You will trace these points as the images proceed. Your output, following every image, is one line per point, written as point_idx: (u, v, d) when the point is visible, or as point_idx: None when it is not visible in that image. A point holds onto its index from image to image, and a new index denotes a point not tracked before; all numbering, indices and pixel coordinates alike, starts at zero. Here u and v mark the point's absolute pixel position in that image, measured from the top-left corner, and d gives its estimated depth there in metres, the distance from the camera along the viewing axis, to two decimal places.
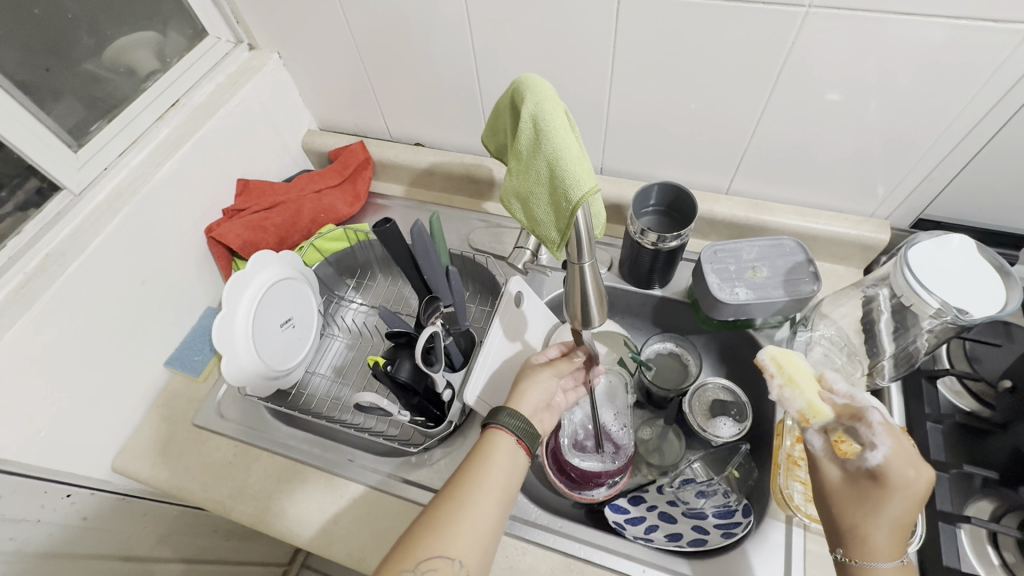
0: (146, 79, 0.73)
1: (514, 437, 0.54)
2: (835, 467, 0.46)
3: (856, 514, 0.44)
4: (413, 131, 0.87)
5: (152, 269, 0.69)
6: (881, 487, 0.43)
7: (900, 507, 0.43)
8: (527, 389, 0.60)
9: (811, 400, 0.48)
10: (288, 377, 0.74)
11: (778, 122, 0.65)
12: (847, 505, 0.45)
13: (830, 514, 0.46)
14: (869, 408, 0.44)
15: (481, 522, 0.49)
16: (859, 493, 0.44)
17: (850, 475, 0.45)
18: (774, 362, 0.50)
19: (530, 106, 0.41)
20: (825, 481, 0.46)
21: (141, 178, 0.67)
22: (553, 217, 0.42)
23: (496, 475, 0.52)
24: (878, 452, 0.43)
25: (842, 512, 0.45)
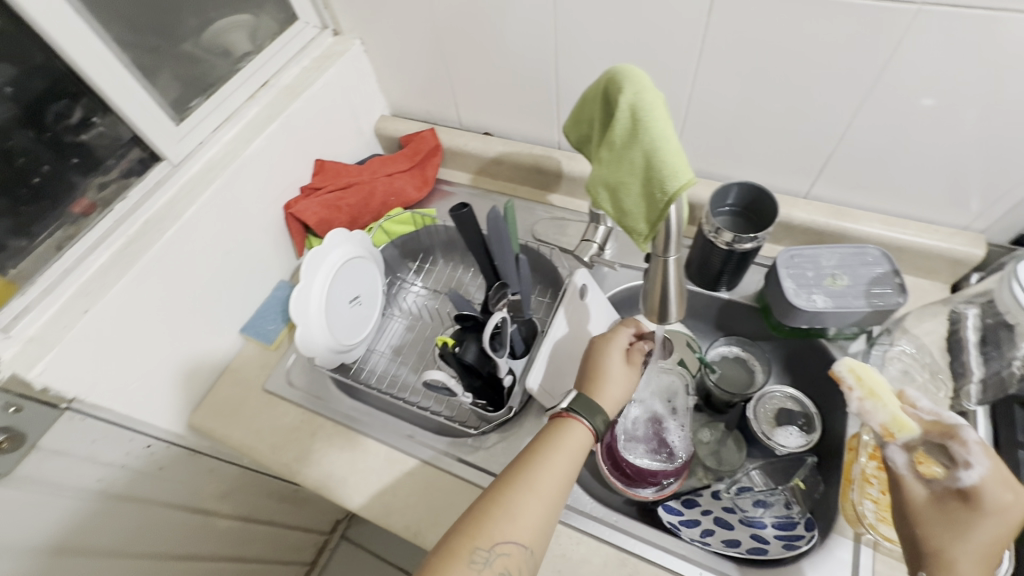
0: (241, 59, 0.76)
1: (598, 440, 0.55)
2: (920, 486, 0.43)
3: (943, 537, 0.40)
4: (483, 121, 0.88)
5: (236, 240, 0.73)
6: (972, 510, 0.40)
7: (991, 533, 0.39)
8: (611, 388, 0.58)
9: (896, 413, 0.45)
10: (352, 353, 0.77)
11: (869, 125, 0.62)
12: (933, 526, 0.41)
13: (911, 536, 0.42)
14: (965, 426, 0.41)
15: (544, 510, 0.50)
16: (947, 515, 0.41)
17: (938, 497, 0.42)
18: (853, 374, 0.48)
19: (629, 95, 0.41)
20: (907, 501, 0.43)
21: (233, 153, 0.71)
22: (643, 208, 0.42)
23: (559, 467, 0.52)
24: (974, 472, 0.40)
25: (926, 534, 0.41)
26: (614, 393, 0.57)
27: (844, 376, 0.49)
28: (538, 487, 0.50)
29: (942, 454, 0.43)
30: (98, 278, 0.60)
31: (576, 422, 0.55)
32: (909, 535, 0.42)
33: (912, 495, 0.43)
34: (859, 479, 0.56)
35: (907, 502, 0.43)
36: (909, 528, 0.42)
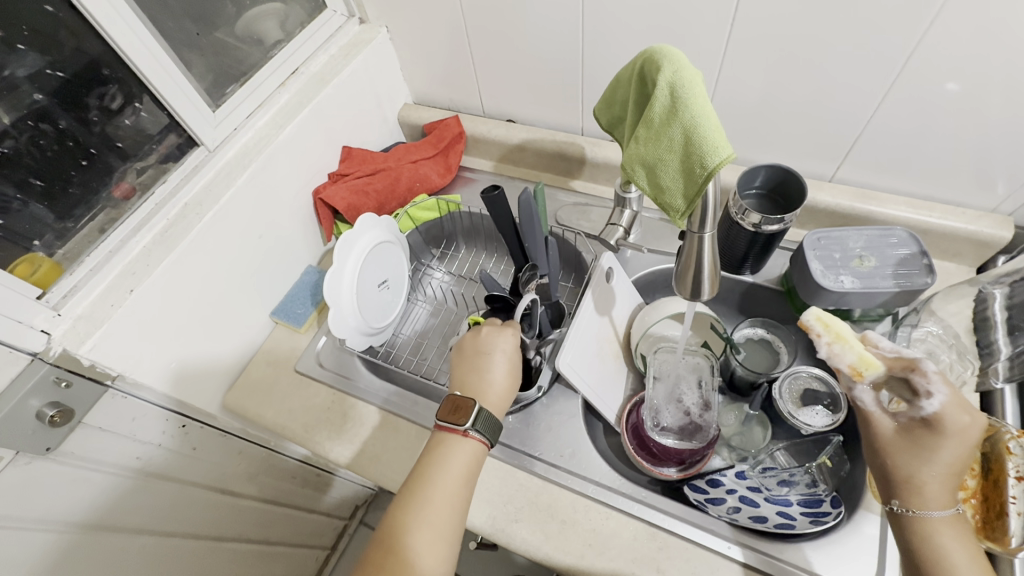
0: (272, 47, 0.78)
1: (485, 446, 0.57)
2: (888, 420, 0.47)
3: (911, 463, 0.45)
4: (506, 107, 0.89)
5: (268, 225, 0.75)
6: (935, 434, 0.44)
7: (953, 453, 0.44)
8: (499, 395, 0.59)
9: (862, 354, 0.48)
10: (380, 336, 0.78)
11: (899, 108, 0.62)
12: (900, 455, 0.46)
13: (883, 464, 0.47)
14: (923, 359, 0.44)
15: (439, 546, 0.51)
16: (913, 443, 0.45)
17: (904, 427, 0.46)
18: (820, 321, 0.50)
19: (668, 74, 0.42)
20: (876, 434, 0.48)
21: (267, 139, 0.73)
22: (682, 185, 0.43)
23: (448, 491, 0.53)
24: (934, 400, 0.44)
25: (896, 464, 0.46)
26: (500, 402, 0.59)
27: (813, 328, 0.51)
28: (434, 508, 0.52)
29: (905, 388, 0.46)
30: (142, 259, 0.62)
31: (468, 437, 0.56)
32: (880, 465, 0.47)
33: (878, 427, 0.47)
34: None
35: (875, 436, 0.48)
36: (880, 459, 0.47)
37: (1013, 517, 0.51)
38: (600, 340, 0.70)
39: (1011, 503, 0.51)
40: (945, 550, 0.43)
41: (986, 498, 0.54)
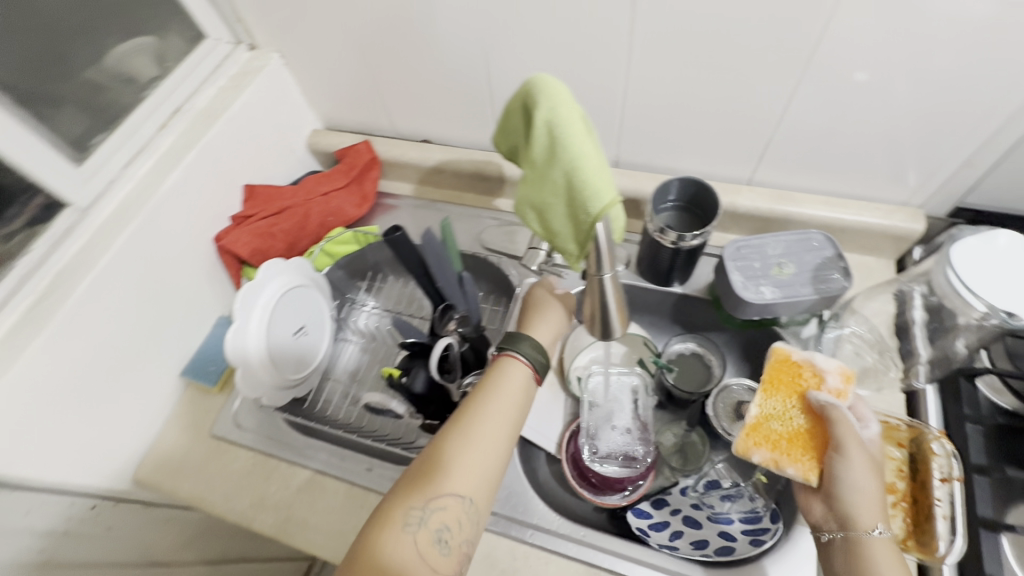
0: (146, 86, 0.71)
1: (529, 368, 0.58)
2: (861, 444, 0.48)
3: (880, 482, 0.47)
4: (419, 127, 0.84)
5: (163, 282, 0.68)
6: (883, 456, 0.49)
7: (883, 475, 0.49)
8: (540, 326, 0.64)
9: None
10: (302, 386, 0.73)
11: (804, 109, 0.61)
12: (874, 476, 0.47)
13: (839, 483, 0.46)
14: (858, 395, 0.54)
15: (487, 462, 0.52)
16: (879, 464, 0.48)
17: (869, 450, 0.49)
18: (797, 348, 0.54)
19: (544, 111, 0.39)
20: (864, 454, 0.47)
21: (149, 190, 0.66)
22: (573, 228, 0.40)
23: (501, 413, 0.54)
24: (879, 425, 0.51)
25: (874, 483, 0.46)
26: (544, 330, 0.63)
27: (795, 354, 0.54)
28: (478, 436, 0.52)
29: None
30: (8, 342, 0.55)
31: (516, 360, 0.58)
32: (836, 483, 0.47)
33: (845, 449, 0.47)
34: (789, 464, 0.49)
35: (845, 448, 0.47)
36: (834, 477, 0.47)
37: (939, 520, 0.50)
38: None
39: (937, 505, 0.51)
40: (878, 572, 0.43)
41: (915, 501, 0.53)
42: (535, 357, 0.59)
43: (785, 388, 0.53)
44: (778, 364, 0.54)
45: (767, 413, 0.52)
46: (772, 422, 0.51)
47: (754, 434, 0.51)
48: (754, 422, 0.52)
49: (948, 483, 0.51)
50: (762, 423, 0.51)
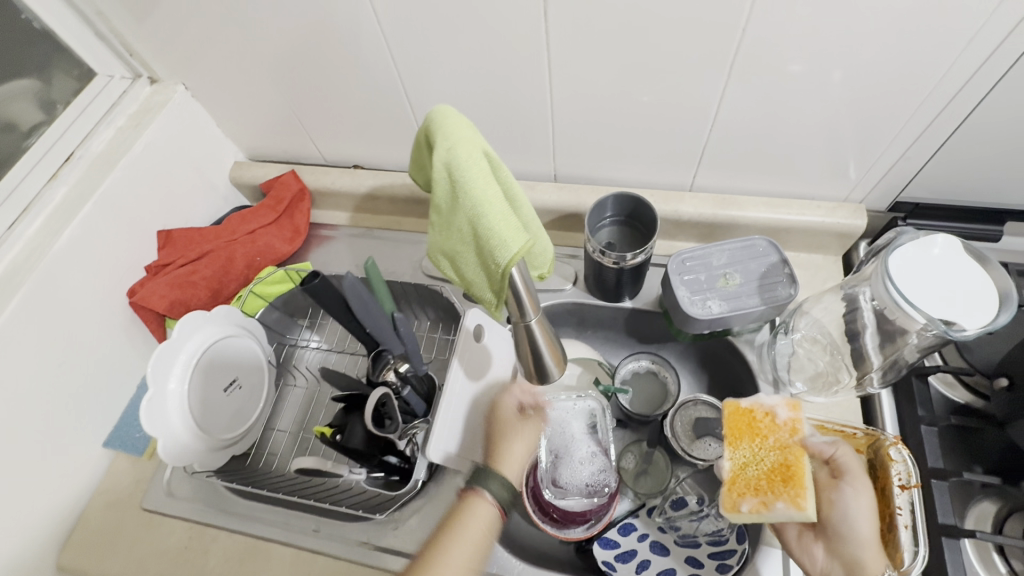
0: (30, 134, 0.65)
1: (495, 504, 0.51)
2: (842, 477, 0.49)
3: None
4: (347, 153, 0.79)
5: (70, 349, 0.62)
6: None
7: None
8: (512, 454, 0.56)
9: None
10: (240, 443, 0.68)
11: (735, 116, 0.58)
12: None
13: (848, 525, 0.46)
14: None
15: None
16: None
17: None
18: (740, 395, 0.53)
19: (442, 153, 0.35)
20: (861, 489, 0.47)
21: (39, 251, 0.60)
22: (486, 278, 0.36)
23: (455, 563, 0.47)
24: None
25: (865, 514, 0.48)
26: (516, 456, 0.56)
27: (743, 399, 0.52)
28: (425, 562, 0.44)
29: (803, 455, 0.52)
30: None
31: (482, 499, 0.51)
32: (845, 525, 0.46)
33: (856, 493, 0.46)
34: (777, 505, 0.46)
35: (855, 487, 0.46)
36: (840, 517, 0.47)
37: (903, 530, 0.48)
38: (479, 410, 0.63)
39: (899, 514, 0.49)
40: None
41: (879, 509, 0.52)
42: (500, 487, 0.52)
43: (747, 434, 0.51)
44: (735, 413, 0.52)
45: (740, 463, 0.49)
46: (751, 471, 0.48)
47: (735, 487, 0.48)
48: (732, 475, 0.49)
49: (908, 490, 0.49)
50: (739, 474, 0.49)
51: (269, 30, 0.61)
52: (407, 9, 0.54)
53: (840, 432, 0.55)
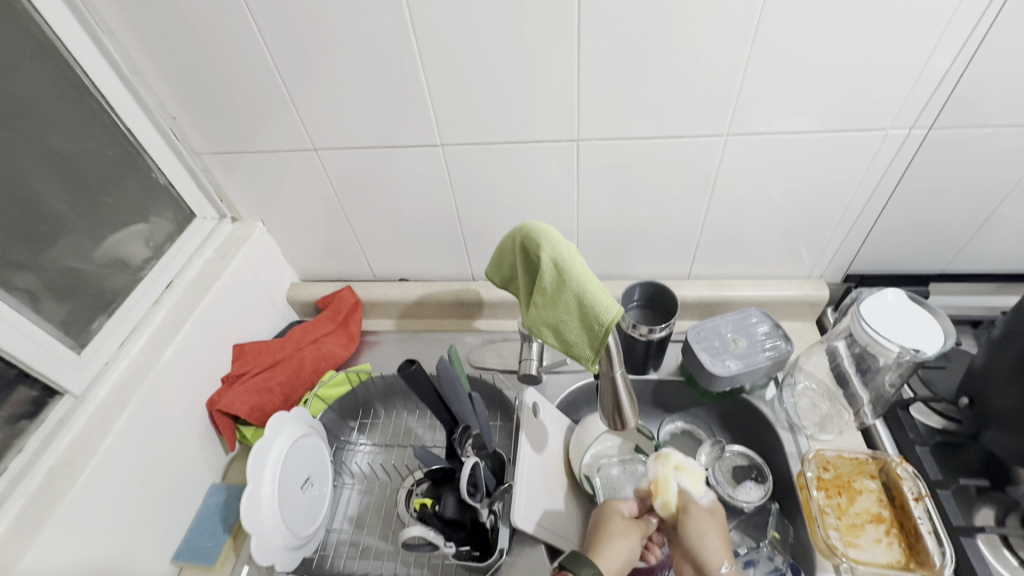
0: (141, 268, 0.74)
1: None
2: (702, 502, 0.61)
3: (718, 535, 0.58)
4: (396, 269, 0.93)
5: (159, 458, 0.66)
6: (716, 514, 0.60)
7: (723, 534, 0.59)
8: (618, 548, 0.57)
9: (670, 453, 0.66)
10: (310, 543, 0.71)
11: (718, 220, 0.77)
12: (715, 528, 0.59)
13: (699, 541, 0.58)
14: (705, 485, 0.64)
15: None
16: (716, 520, 0.60)
17: (708, 508, 0.61)
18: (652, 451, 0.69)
19: (549, 250, 0.49)
20: (706, 513, 0.60)
21: (146, 367, 0.67)
22: (586, 338, 0.48)
23: None
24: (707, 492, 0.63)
25: (712, 535, 0.58)
26: (622, 559, 0.56)
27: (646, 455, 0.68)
28: None
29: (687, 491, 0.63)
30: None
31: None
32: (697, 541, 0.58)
33: (704, 498, 0.61)
34: (669, 470, 0.63)
35: (699, 514, 0.60)
36: (693, 534, 0.59)
37: (927, 536, 0.58)
38: (545, 480, 0.69)
39: (921, 524, 0.59)
40: None
41: (903, 525, 0.62)
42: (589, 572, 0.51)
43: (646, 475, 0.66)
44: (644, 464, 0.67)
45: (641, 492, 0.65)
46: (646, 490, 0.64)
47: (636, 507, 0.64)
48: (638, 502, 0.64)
49: (921, 501, 0.60)
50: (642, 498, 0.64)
51: (351, 176, 0.77)
52: (472, 157, 0.72)
53: (856, 458, 0.66)
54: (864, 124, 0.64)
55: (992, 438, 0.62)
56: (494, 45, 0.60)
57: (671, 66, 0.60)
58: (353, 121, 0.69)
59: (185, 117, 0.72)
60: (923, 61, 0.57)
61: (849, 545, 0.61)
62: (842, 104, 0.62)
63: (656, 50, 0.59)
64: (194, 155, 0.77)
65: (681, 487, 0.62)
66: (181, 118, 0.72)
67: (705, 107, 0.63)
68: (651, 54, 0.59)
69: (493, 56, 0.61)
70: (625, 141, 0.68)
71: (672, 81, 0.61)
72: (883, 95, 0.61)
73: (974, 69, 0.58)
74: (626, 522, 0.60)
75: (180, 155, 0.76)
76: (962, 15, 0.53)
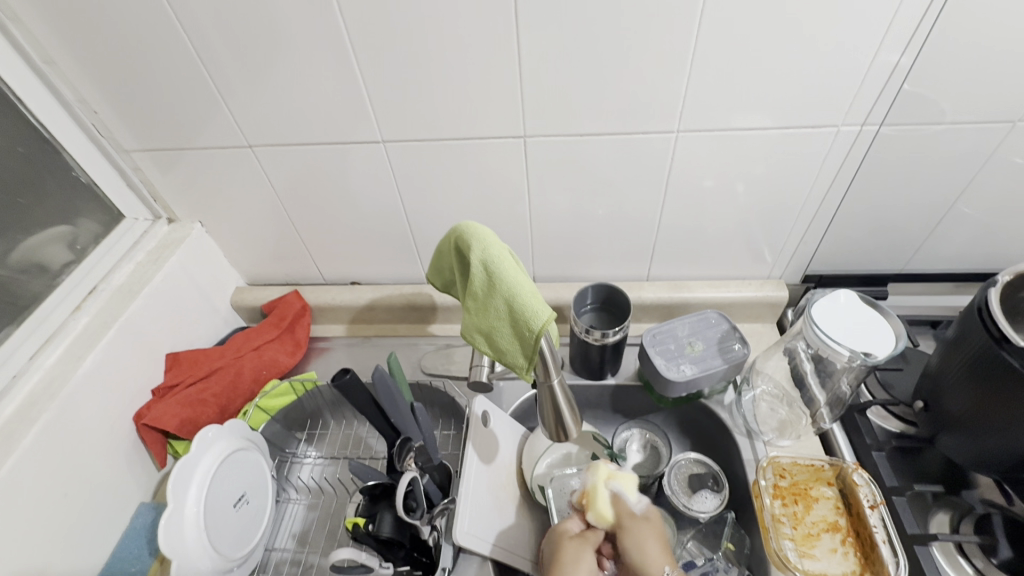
0: (60, 273, 0.69)
1: None
2: (638, 510, 0.57)
3: (661, 546, 0.54)
4: (347, 272, 0.89)
5: (76, 477, 0.61)
6: (651, 522, 0.57)
7: (660, 540, 0.55)
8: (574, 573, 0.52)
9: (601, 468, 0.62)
10: (245, 564, 0.66)
11: (673, 220, 0.75)
12: (653, 537, 0.55)
13: (638, 552, 0.53)
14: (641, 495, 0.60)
15: None
16: (651, 529, 0.56)
17: (643, 515, 0.57)
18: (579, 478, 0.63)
19: (478, 252, 0.46)
20: (649, 522, 0.56)
21: (61, 379, 0.62)
22: (518, 345, 0.46)
23: None
24: (643, 500, 0.59)
25: (653, 545, 0.54)
26: None
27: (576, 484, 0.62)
28: None
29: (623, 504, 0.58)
30: None
31: None
32: (636, 553, 0.53)
33: (638, 505, 0.58)
34: (600, 479, 0.59)
35: (639, 526, 0.55)
36: (631, 545, 0.54)
37: (882, 545, 0.56)
38: (494, 492, 0.66)
39: (876, 532, 0.57)
40: None
41: (858, 533, 0.60)
42: None
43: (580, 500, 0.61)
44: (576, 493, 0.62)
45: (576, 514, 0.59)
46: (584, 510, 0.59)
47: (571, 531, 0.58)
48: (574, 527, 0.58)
49: (876, 509, 0.58)
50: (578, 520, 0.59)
51: (290, 173, 0.73)
52: (416, 155, 0.69)
53: (812, 465, 0.63)
54: (816, 121, 0.62)
55: (948, 442, 0.60)
56: (430, 34, 0.56)
57: (617, 59, 0.57)
58: (287, 117, 0.66)
59: (109, 111, 0.67)
60: (871, 56, 0.56)
61: (803, 556, 0.59)
62: (793, 100, 0.60)
63: (600, 41, 0.56)
64: (122, 152, 0.72)
65: (614, 494, 0.58)
66: (105, 112, 0.67)
67: (654, 101, 0.61)
68: (594, 46, 0.56)
69: (430, 47, 0.57)
70: (574, 138, 0.65)
71: (618, 74, 0.58)
72: (834, 91, 0.59)
73: (922, 64, 0.57)
74: (576, 542, 0.56)
75: (106, 153, 0.71)
76: (908, 6, 0.52)
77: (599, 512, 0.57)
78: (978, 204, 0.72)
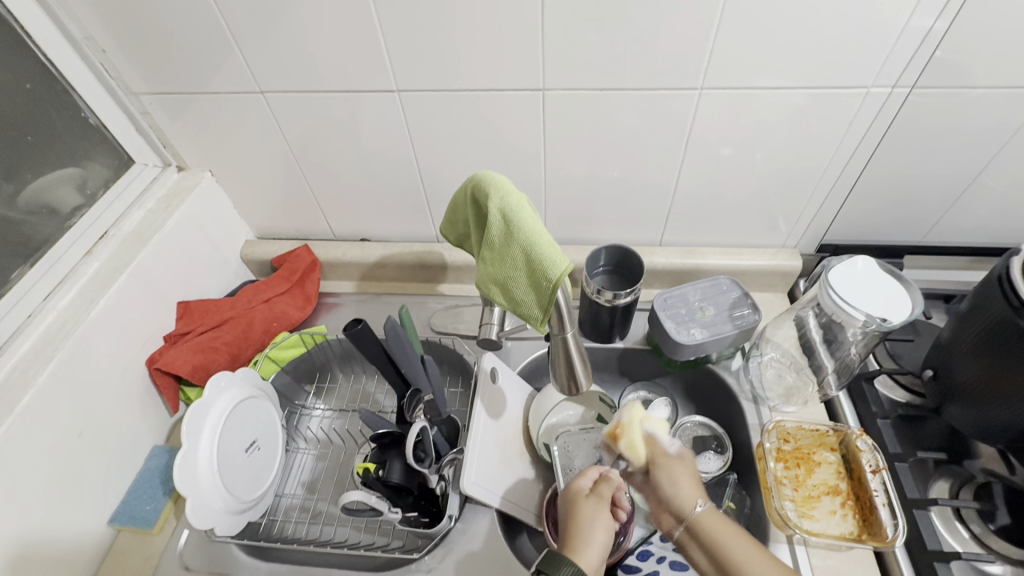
0: (70, 216, 0.69)
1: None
2: (671, 450, 0.57)
3: (695, 484, 0.53)
4: (357, 228, 0.88)
5: (91, 416, 0.62)
6: (684, 461, 0.56)
7: (694, 479, 0.54)
8: (592, 530, 0.52)
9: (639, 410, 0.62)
10: (257, 507, 0.68)
11: (690, 184, 0.73)
12: (686, 475, 0.54)
13: (669, 483, 0.54)
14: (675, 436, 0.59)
15: None
16: (686, 467, 0.55)
17: (677, 455, 0.56)
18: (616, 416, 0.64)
19: (496, 201, 0.46)
20: (683, 460, 0.56)
21: (73, 321, 0.62)
22: (534, 295, 0.46)
23: None
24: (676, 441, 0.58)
25: (687, 484, 0.53)
26: (599, 537, 0.52)
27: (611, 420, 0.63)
28: None
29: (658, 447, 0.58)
30: None
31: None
32: (668, 484, 0.53)
33: (671, 445, 0.57)
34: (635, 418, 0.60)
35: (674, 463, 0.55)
36: (665, 478, 0.54)
37: (882, 509, 0.57)
38: (501, 446, 0.67)
39: (876, 496, 0.58)
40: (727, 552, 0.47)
41: (858, 497, 0.61)
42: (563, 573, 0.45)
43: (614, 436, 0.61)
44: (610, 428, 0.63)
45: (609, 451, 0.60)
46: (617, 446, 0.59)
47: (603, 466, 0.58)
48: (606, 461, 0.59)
49: (879, 474, 0.59)
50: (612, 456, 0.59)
51: (301, 123, 0.71)
52: (431, 109, 0.67)
53: (816, 430, 0.64)
54: (846, 82, 0.60)
55: (954, 412, 0.61)
56: None
57: (644, 10, 0.55)
58: (299, 64, 0.64)
59: (116, 50, 0.65)
60: (907, 17, 0.54)
61: (803, 516, 0.60)
62: (824, 59, 0.58)
63: None
64: (131, 95, 0.70)
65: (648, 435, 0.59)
66: (112, 50, 0.65)
67: (679, 57, 0.59)
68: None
69: None
70: (594, 92, 0.63)
71: (644, 25, 0.56)
72: (868, 50, 0.56)
73: (962, 25, 0.55)
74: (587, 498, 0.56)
75: (114, 95, 0.70)
76: None
77: (632, 447, 0.57)
78: (1003, 176, 0.70)
